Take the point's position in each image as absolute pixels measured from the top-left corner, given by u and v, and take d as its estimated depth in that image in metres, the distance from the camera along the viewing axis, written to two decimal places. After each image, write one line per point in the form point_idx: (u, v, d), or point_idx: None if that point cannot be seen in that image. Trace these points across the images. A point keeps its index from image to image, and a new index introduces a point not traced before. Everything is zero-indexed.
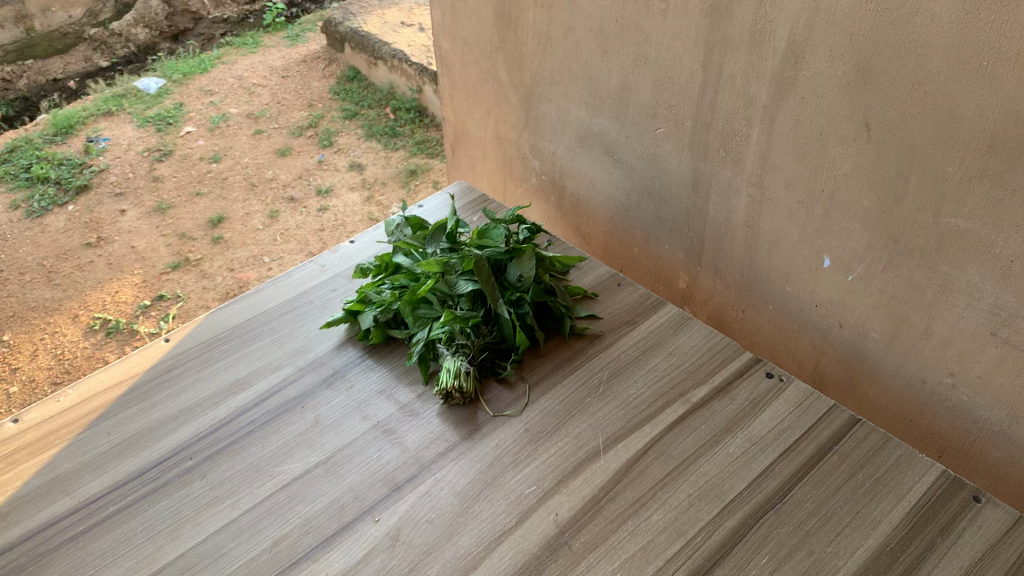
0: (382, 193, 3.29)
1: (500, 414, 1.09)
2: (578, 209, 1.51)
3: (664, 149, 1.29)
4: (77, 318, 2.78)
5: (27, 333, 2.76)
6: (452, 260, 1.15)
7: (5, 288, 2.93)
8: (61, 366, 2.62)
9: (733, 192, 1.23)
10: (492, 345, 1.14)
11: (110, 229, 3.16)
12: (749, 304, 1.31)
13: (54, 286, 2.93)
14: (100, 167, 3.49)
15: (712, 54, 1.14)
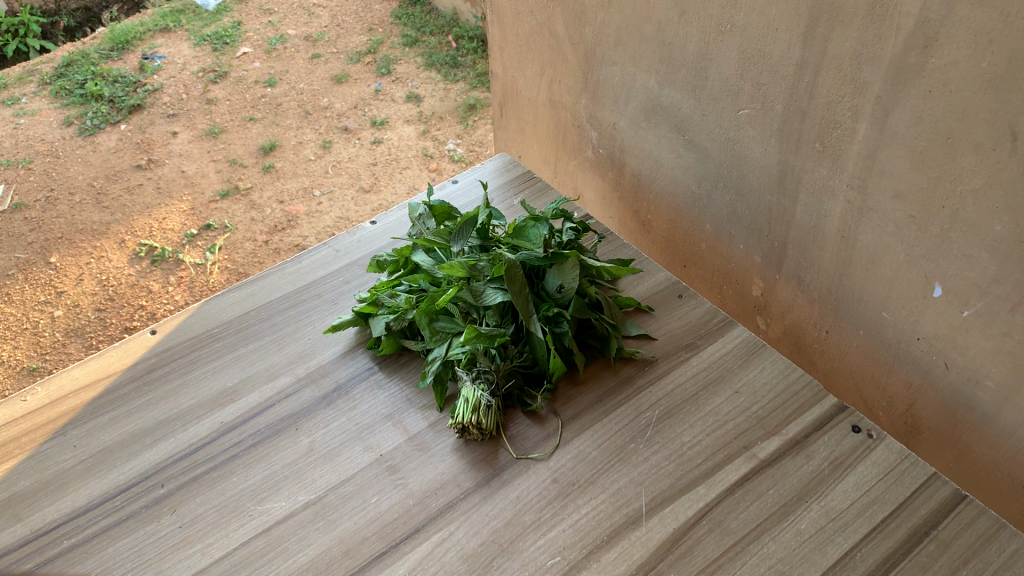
0: (439, 127, 3.07)
1: (525, 457, 0.91)
2: (638, 191, 1.30)
3: (744, 135, 1.07)
4: (122, 244, 2.64)
5: (74, 254, 2.63)
6: (481, 265, 0.97)
7: (52, 209, 2.81)
8: (105, 293, 2.50)
9: (826, 195, 1.01)
10: (521, 369, 0.96)
11: (162, 153, 3.02)
12: (835, 325, 1.10)
13: (102, 208, 2.79)
14: (154, 86, 3.34)
15: (816, 27, 0.91)
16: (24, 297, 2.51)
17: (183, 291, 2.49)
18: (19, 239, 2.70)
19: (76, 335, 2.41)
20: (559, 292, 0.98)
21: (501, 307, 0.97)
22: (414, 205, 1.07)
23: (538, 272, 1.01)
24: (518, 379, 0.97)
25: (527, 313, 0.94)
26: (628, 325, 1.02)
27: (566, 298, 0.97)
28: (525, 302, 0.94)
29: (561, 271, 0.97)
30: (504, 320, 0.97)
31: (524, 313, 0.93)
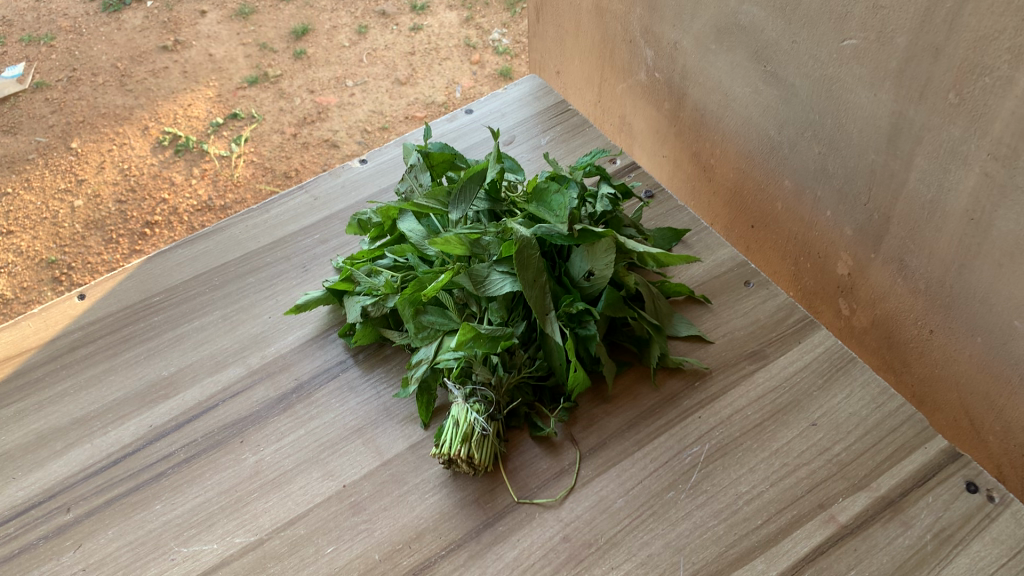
0: (484, 16, 2.23)
1: (529, 501, 0.70)
2: (701, 129, 1.02)
3: (846, 73, 0.79)
4: (145, 130, 2.03)
5: (96, 140, 2.04)
6: (486, 240, 0.74)
7: (74, 90, 2.15)
8: (128, 186, 1.94)
9: (954, 162, 0.73)
10: (532, 380, 0.74)
11: (189, 35, 2.25)
12: (942, 324, 0.83)
13: (126, 92, 2.13)
14: None
15: None
16: (42, 184, 1.97)
17: (205, 185, 1.91)
18: (38, 121, 2.10)
19: (98, 229, 1.88)
20: (587, 281, 0.75)
21: (510, 298, 0.74)
22: (408, 150, 0.83)
23: (560, 250, 0.78)
24: (527, 393, 0.75)
25: (542, 310, 0.71)
26: (676, 320, 0.80)
27: (596, 290, 0.74)
28: (541, 295, 0.71)
29: (592, 254, 0.74)
30: (512, 315, 0.75)
31: (538, 311, 0.70)
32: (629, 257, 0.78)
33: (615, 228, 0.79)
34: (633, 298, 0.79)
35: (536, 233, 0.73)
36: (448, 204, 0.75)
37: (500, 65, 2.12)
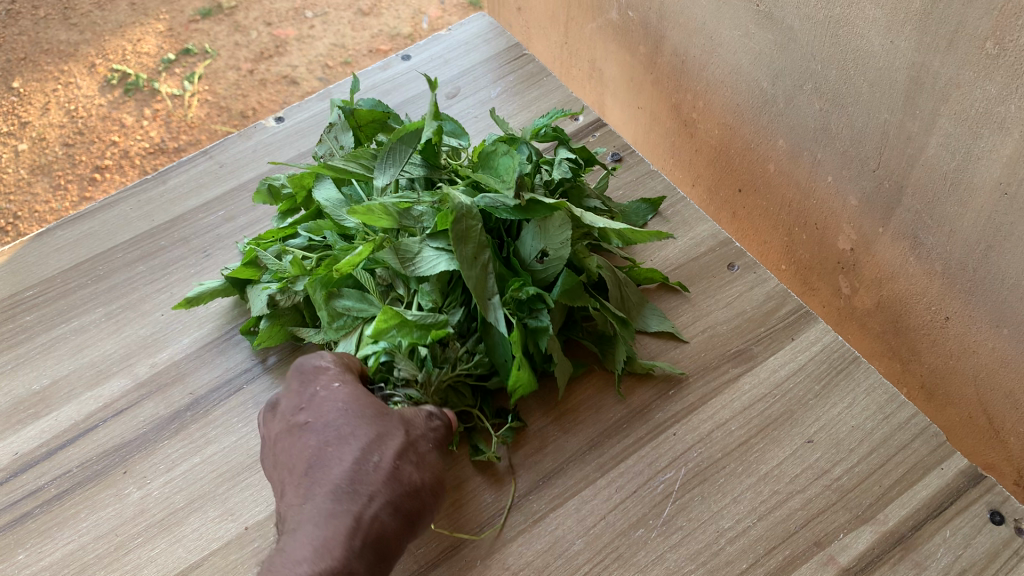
0: None
1: (454, 535, 0.58)
2: (681, 77, 0.88)
3: (856, 14, 0.66)
4: (92, 68, 1.52)
5: (41, 80, 1.51)
6: (417, 210, 0.61)
7: (13, 26, 1.55)
8: (76, 130, 1.46)
9: (988, 126, 0.61)
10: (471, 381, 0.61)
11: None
12: (963, 311, 0.71)
13: (70, 26, 1.56)
14: None
15: None
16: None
17: (155, 125, 1.48)
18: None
19: (45, 175, 1.43)
20: (540, 264, 0.62)
21: (445, 278, 0.60)
22: (333, 105, 0.69)
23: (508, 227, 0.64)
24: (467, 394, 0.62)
25: (484, 295, 0.57)
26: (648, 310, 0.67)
27: (550, 273, 0.61)
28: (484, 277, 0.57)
29: (547, 231, 0.61)
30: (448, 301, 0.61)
31: (480, 296, 0.56)
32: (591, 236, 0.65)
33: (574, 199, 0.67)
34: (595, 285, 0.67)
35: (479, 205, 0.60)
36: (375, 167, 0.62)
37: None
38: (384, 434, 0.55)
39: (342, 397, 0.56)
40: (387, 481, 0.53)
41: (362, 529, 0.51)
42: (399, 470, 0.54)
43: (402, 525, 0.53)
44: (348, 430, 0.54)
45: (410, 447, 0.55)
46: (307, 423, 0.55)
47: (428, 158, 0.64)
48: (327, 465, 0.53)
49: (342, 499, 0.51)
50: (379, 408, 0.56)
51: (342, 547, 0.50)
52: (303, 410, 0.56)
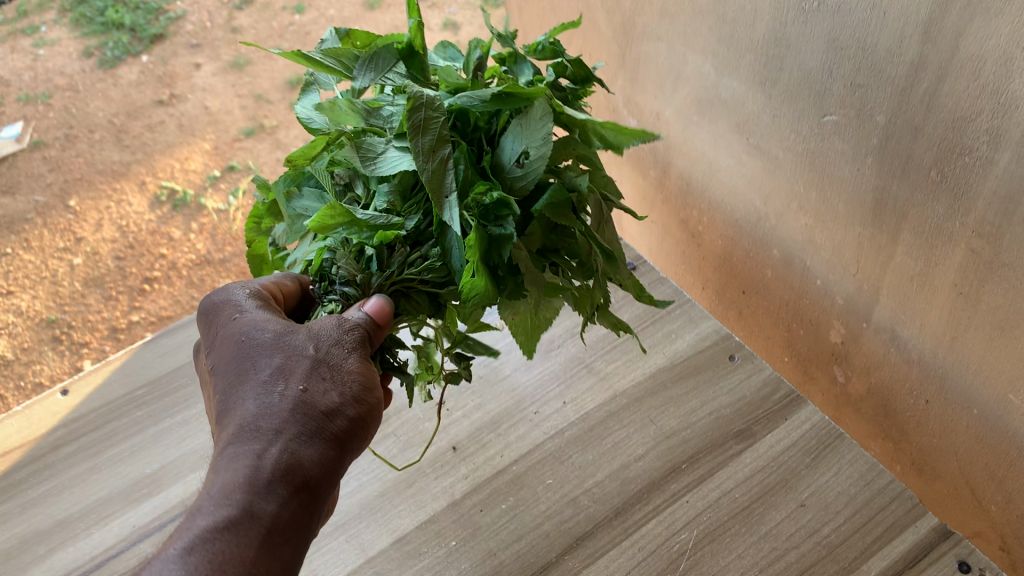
0: None
1: (388, 454, 0.81)
2: (688, 197, 1.02)
3: (828, 147, 0.79)
4: (142, 185, 1.67)
5: (95, 198, 1.65)
6: (388, 111, 0.68)
7: (71, 148, 1.68)
8: (126, 244, 1.61)
9: (940, 239, 0.73)
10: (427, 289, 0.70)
11: (182, 86, 1.77)
12: (939, 395, 0.82)
13: (123, 147, 1.70)
14: (173, 7, 1.86)
15: (947, 16, 0.63)
16: (40, 243, 1.60)
17: (202, 238, 1.62)
18: (36, 181, 1.65)
19: (97, 287, 1.56)
20: (519, 169, 0.64)
21: (406, 185, 0.68)
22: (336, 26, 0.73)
23: (490, 137, 0.68)
24: (424, 303, 0.71)
25: (439, 192, 0.60)
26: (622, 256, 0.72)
27: (528, 178, 0.63)
28: (442, 173, 0.60)
29: (528, 131, 0.62)
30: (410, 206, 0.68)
31: (433, 190, 0.60)
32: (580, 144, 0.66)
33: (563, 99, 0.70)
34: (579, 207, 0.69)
35: (456, 103, 0.63)
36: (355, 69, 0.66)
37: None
38: (289, 360, 0.62)
39: (242, 325, 0.65)
40: (294, 405, 0.60)
41: (269, 465, 0.58)
42: (307, 394, 0.61)
43: (314, 443, 0.60)
44: (249, 365, 0.62)
45: (317, 366, 0.62)
46: (221, 363, 0.64)
47: (413, 67, 0.67)
48: (237, 402, 0.61)
49: (247, 439, 0.59)
50: (280, 330, 0.64)
51: (245, 488, 0.57)
52: (212, 348, 0.65)
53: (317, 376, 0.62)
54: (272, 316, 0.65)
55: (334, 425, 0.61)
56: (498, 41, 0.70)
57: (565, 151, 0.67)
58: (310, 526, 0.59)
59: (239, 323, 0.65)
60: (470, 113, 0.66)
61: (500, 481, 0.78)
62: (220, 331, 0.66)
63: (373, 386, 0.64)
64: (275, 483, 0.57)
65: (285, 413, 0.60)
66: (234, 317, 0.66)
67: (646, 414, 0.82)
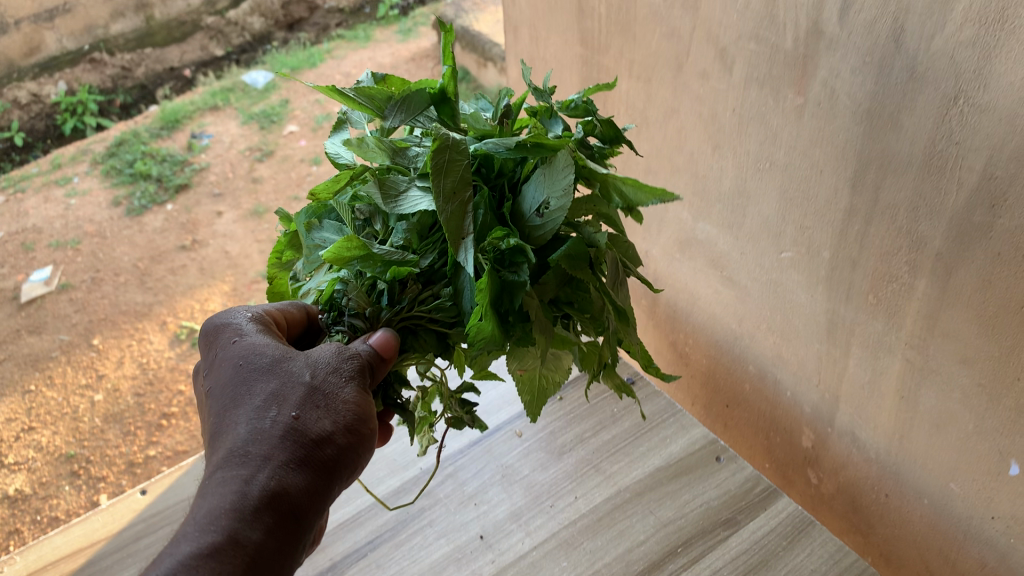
0: None
1: (391, 497, 0.97)
2: (676, 322, 1.18)
3: (787, 278, 0.96)
4: (163, 324, 1.84)
5: (117, 336, 1.83)
6: (415, 151, 0.72)
7: (97, 289, 1.93)
8: (144, 380, 1.74)
9: (881, 352, 0.89)
10: (435, 327, 0.74)
11: (204, 232, 2.03)
12: (895, 487, 0.96)
13: (146, 289, 1.92)
14: (198, 164, 2.20)
15: (866, 174, 0.81)
16: (64, 379, 1.76)
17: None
18: (62, 320, 1.88)
19: (116, 422, 1.67)
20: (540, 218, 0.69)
21: (424, 224, 0.73)
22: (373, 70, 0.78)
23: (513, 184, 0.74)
24: (431, 343, 0.75)
25: (457, 235, 0.65)
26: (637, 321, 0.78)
27: (547, 227, 0.68)
28: (461, 214, 0.65)
29: (550, 180, 0.67)
30: (425, 245, 0.73)
31: (451, 233, 0.64)
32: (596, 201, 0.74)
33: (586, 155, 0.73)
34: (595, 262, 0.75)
35: (482, 149, 0.68)
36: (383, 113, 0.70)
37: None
38: (285, 386, 0.66)
39: (239, 349, 0.69)
40: (284, 432, 0.64)
41: (256, 492, 0.61)
42: (299, 420, 0.64)
43: (300, 471, 0.63)
44: (243, 391, 0.66)
45: (312, 395, 0.65)
46: (218, 385, 0.68)
47: (443, 113, 0.72)
48: (230, 426, 0.65)
49: (235, 464, 0.62)
50: (277, 356, 0.68)
51: (231, 518, 0.59)
52: (209, 372, 0.70)
53: (310, 403, 0.65)
54: (273, 342, 0.69)
55: (324, 451, 0.64)
56: (534, 96, 0.73)
57: (586, 206, 0.74)
58: (295, 550, 0.62)
59: (236, 348, 0.69)
60: (496, 160, 0.73)
61: (522, 564, 0.89)
62: (220, 351, 0.70)
63: (368, 416, 0.67)
64: (256, 511, 0.60)
65: (275, 442, 0.63)
66: (234, 339, 0.70)
67: (646, 506, 0.94)
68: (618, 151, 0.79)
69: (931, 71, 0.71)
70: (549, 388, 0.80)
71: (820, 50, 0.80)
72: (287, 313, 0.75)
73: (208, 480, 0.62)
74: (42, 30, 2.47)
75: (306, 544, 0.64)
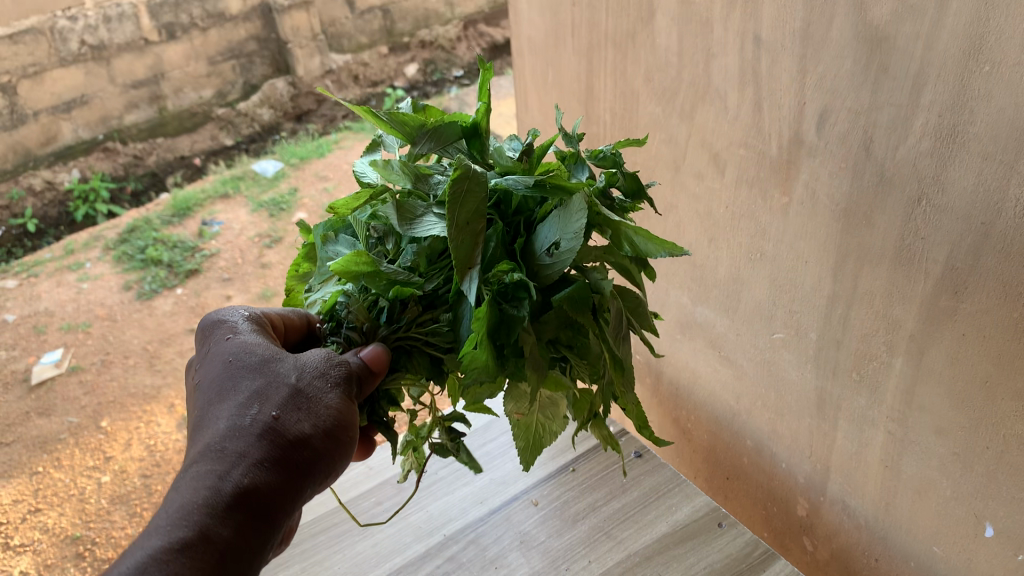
0: None
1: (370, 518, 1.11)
2: (678, 399, 1.28)
3: (780, 357, 1.06)
4: (172, 407, 1.92)
5: (126, 418, 1.90)
6: (436, 179, 0.79)
7: (106, 371, 2.01)
8: (154, 460, 1.80)
9: (866, 425, 0.98)
10: (428, 350, 0.84)
11: None
12: (884, 552, 1.04)
13: (155, 371, 2.02)
14: (212, 249, 2.33)
15: (846, 265, 0.92)
16: (71, 461, 1.81)
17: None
18: (71, 403, 1.93)
19: (123, 503, 1.72)
20: (549, 258, 0.74)
21: (434, 251, 0.81)
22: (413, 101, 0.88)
23: (529, 222, 0.80)
24: (423, 365, 0.84)
25: (463, 263, 0.70)
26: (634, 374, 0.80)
27: (555, 267, 0.73)
28: (470, 245, 0.71)
29: (564, 223, 0.72)
30: (431, 269, 0.82)
31: (459, 260, 0.70)
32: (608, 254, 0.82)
33: (607, 204, 0.80)
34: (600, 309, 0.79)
35: (503, 184, 0.73)
36: (412, 137, 0.79)
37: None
38: (269, 387, 0.74)
39: (231, 347, 0.78)
40: (263, 428, 0.71)
41: (229, 484, 0.67)
42: (278, 419, 0.72)
43: (275, 463, 0.70)
44: (229, 389, 0.75)
45: (294, 399, 0.73)
46: (209, 380, 0.77)
47: (473, 147, 0.82)
48: (213, 420, 0.73)
49: (213, 456, 0.69)
50: (265, 358, 0.76)
51: (203, 511, 0.65)
52: (201, 368, 0.79)
53: (290, 402, 0.73)
54: (264, 345, 0.78)
55: (300, 445, 0.72)
56: (564, 140, 0.81)
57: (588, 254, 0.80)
58: (268, 538, 0.69)
59: (228, 345, 0.78)
60: (512, 198, 0.80)
61: None
62: (215, 349, 0.79)
63: (346, 423, 0.74)
64: (231, 498, 0.67)
65: (254, 434, 0.71)
66: (229, 337, 0.80)
67: (654, 569, 1.01)
68: (635, 208, 0.84)
69: (897, 176, 0.82)
70: (544, 437, 0.85)
71: (801, 156, 0.91)
72: (288, 320, 0.86)
73: (188, 469, 0.69)
74: (59, 121, 2.74)
75: (279, 535, 0.70)
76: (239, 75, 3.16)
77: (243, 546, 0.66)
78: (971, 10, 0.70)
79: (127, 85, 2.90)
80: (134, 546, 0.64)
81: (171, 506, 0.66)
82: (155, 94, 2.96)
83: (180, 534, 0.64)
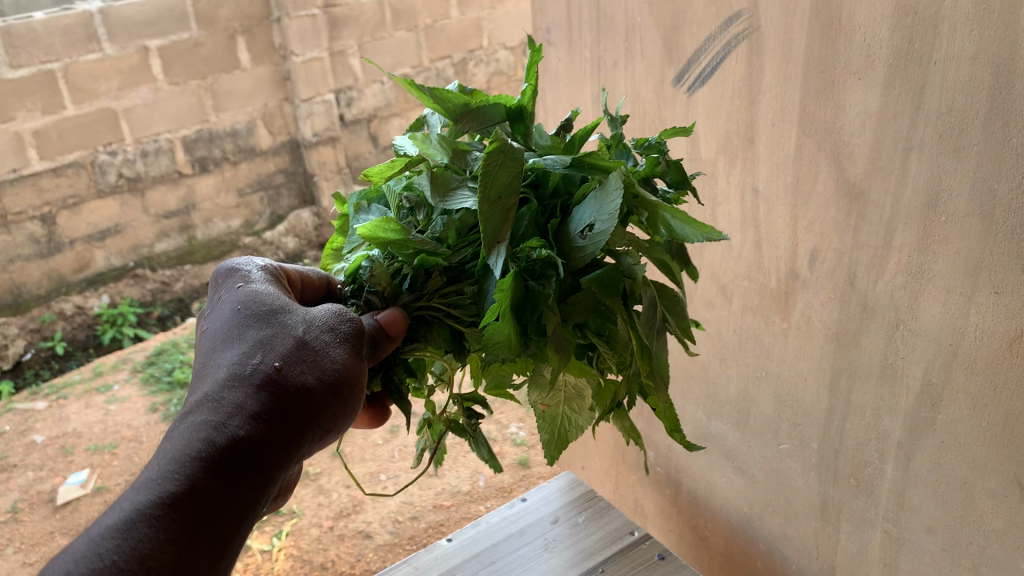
0: (535, 454, 2.11)
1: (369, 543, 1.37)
2: (696, 508, 1.39)
3: (787, 465, 1.18)
4: None
5: None
6: (473, 155, 0.87)
7: None
8: None
9: (865, 525, 1.09)
10: (448, 321, 0.91)
11: None
12: None
13: None
14: None
15: (839, 382, 1.06)
16: None
17: None
18: None
19: None
20: (583, 241, 0.81)
21: (464, 224, 0.89)
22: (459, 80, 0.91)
23: (564, 205, 0.87)
24: (442, 336, 0.91)
25: (491, 238, 0.79)
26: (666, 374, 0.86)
27: (587, 250, 0.80)
28: (498, 224, 0.79)
29: (600, 204, 0.79)
30: (460, 241, 0.89)
31: (488, 232, 0.78)
32: (648, 250, 0.86)
33: (647, 189, 0.87)
34: (631, 295, 0.85)
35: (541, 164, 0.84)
36: (456, 115, 0.85)
37: (518, 454, 2.14)
38: (275, 339, 0.80)
39: (242, 295, 0.85)
40: (265, 377, 0.77)
41: (226, 433, 0.73)
42: (279, 370, 0.78)
43: (273, 411, 0.76)
44: (236, 336, 0.80)
45: (296, 352, 0.79)
46: (218, 327, 0.83)
47: (516, 129, 0.87)
48: (217, 365, 0.79)
49: (212, 404, 0.74)
50: (273, 311, 0.82)
51: (198, 460, 0.71)
52: (213, 312, 0.85)
53: (293, 354, 0.79)
54: (274, 296, 0.85)
55: (300, 395, 0.77)
56: (607, 122, 0.89)
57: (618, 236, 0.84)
58: (264, 484, 0.74)
59: (239, 294, 0.85)
60: (549, 179, 0.87)
61: None
62: (228, 296, 0.85)
63: (349, 376, 0.80)
64: (228, 441, 0.72)
65: (254, 383, 0.76)
66: (241, 286, 0.86)
67: None
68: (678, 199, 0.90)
69: (877, 305, 0.97)
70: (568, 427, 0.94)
71: (797, 288, 1.06)
72: (306, 278, 0.94)
73: (187, 416, 0.75)
74: (93, 249, 3.16)
75: (277, 481, 0.76)
76: (267, 206, 3.61)
77: (236, 489, 0.72)
78: (928, 172, 0.86)
79: (159, 215, 3.30)
80: (125, 496, 0.70)
81: (166, 456, 0.71)
82: (185, 224, 3.38)
83: (173, 475, 0.70)
